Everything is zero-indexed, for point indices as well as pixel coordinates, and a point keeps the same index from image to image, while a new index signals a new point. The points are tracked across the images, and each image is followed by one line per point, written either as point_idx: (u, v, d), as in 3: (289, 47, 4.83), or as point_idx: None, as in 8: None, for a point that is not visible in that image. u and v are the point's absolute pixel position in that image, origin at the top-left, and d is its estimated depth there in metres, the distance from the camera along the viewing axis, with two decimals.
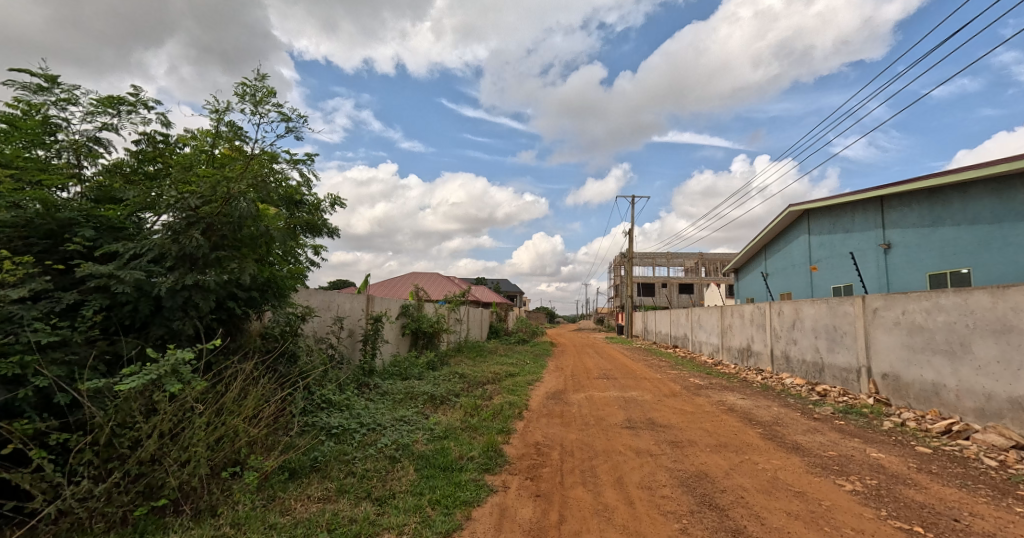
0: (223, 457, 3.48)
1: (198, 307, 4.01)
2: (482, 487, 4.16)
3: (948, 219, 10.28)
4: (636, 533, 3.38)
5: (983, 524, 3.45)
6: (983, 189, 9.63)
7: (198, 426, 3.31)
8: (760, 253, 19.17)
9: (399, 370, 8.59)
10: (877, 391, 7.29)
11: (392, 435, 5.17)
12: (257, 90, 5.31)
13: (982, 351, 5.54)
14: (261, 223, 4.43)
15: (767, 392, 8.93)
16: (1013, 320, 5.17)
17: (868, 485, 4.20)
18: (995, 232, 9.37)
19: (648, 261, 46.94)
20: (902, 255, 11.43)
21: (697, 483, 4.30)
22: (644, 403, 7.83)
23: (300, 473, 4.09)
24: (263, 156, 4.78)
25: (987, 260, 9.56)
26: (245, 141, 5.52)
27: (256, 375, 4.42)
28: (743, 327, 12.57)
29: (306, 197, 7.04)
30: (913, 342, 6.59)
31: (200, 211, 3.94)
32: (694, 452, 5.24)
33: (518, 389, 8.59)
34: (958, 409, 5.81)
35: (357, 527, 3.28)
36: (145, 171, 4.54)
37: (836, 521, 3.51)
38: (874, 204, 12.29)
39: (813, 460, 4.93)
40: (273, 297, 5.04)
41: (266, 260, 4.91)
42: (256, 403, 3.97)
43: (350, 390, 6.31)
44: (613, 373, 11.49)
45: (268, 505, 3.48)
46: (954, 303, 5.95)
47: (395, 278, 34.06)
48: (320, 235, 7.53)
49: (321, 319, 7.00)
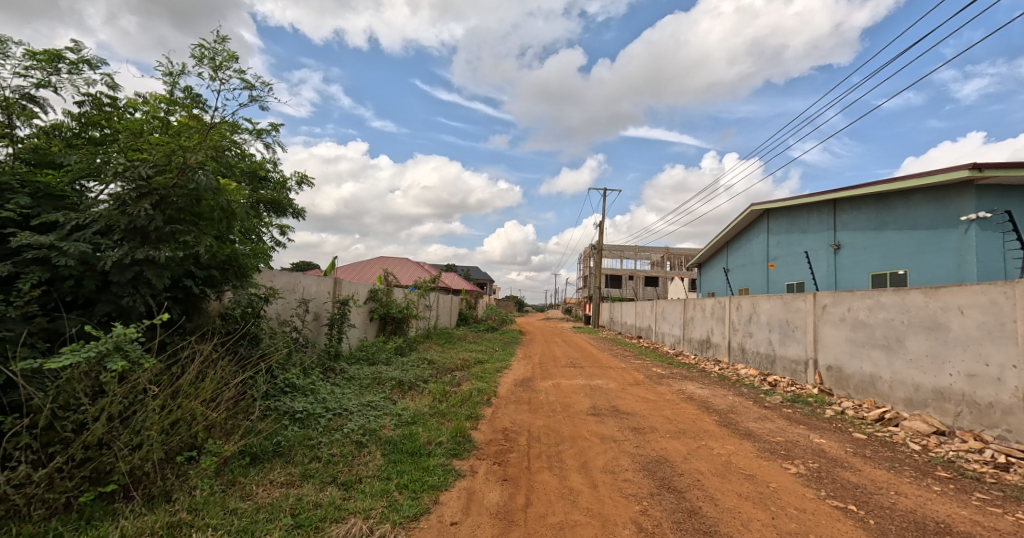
0: (178, 442, 3.35)
1: (151, 284, 3.77)
2: (449, 472, 4.19)
3: (892, 224, 11.05)
4: (600, 515, 3.52)
5: (907, 501, 3.81)
6: (923, 197, 10.39)
7: (151, 409, 3.15)
8: (723, 249, 19.99)
9: (366, 354, 8.45)
10: (821, 381, 7.85)
11: (359, 420, 5.12)
12: (217, 54, 5.04)
13: (914, 346, 6.03)
14: (222, 197, 4.23)
15: (723, 381, 9.41)
16: (942, 318, 5.65)
17: (810, 468, 4.53)
18: (931, 237, 10.16)
19: (617, 253, 47.77)
20: (850, 256, 12.22)
21: (658, 468, 4.50)
22: (609, 391, 8.06)
23: (261, 458, 3.99)
24: (223, 126, 4.56)
25: (922, 262, 10.36)
26: (205, 109, 5.31)
27: (215, 357, 4.25)
28: (704, 319, 13.10)
29: (269, 174, 6.79)
30: (857, 337, 7.09)
31: (153, 181, 3.69)
32: (655, 438, 5.48)
33: (488, 376, 8.68)
34: (890, 399, 6.33)
35: (322, 512, 3.24)
36: (89, 136, 4.29)
37: (782, 501, 3.77)
38: (828, 206, 13.01)
39: (763, 445, 5.26)
40: (234, 277, 4.81)
41: (225, 238, 4.72)
42: (215, 386, 3.81)
43: (314, 375, 6.19)
44: (580, 361, 11.75)
45: (227, 490, 3.39)
46: (893, 301, 6.43)
47: (363, 262, 33.18)
48: (286, 214, 7.31)
49: (285, 301, 6.80)
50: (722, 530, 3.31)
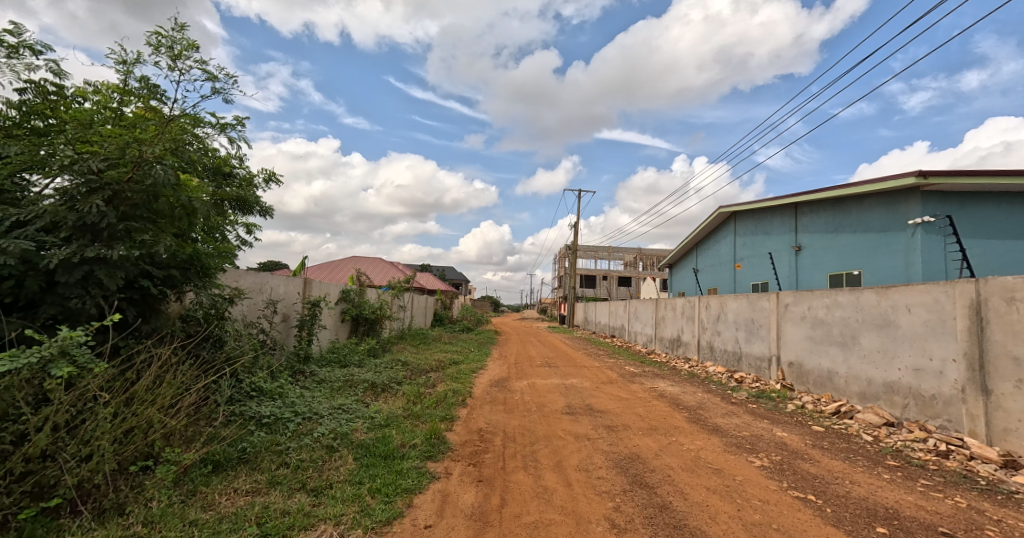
0: (133, 451, 3.18)
1: (102, 285, 3.55)
2: (423, 475, 4.14)
3: (848, 227, 11.65)
4: (574, 513, 3.56)
5: (860, 489, 4.03)
6: (875, 202, 11.00)
7: (102, 418, 2.98)
8: (693, 250, 20.57)
9: (337, 356, 8.25)
10: (784, 377, 8.20)
11: (329, 424, 4.99)
12: (176, 43, 4.80)
13: (867, 342, 6.38)
14: (182, 193, 4.03)
15: (692, 379, 9.69)
16: (891, 316, 6.00)
17: (773, 461, 4.72)
18: (882, 240, 10.78)
19: (591, 253, 48.33)
20: (810, 257, 12.82)
21: (630, 464, 4.59)
22: (583, 390, 8.16)
23: (225, 466, 3.83)
24: (183, 119, 4.36)
25: (875, 263, 10.97)
26: (163, 100, 5.04)
27: (174, 361, 4.05)
28: (675, 318, 13.44)
29: (234, 169, 6.53)
30: (816, 334, 7.44)
31: (105, 175, 3.49)
32: (628, 435, 5.58)
33: (463, 377, 8.62)
34: (846, 393, 6.67)
35: (290, 519, 3.14)
36: (32, 126, 4.01)
37: (747, 493, 3.92)
38: (790, 210, 13.59)
39: (730, 440, 5.45)
40: (196, 277, 4.59)
41: (186, 236, 4.51)
42: (174, 391, 3.64)
43: (283, 378, 5.99)
44: (555, 360, 11.84)
45: (187, 501, 3.24)
46: (849, 300, 6.78)
47: (333, 262, 32.41)
48: (252, 212, 7.05)
49: (252, 302, 6.56)
50: (691, 523, 3.40)
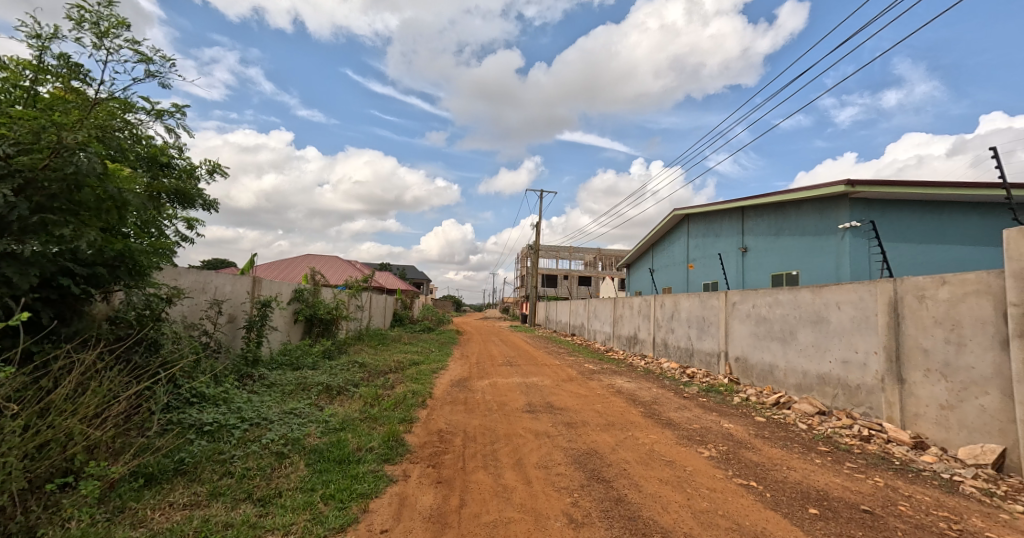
0: (48, 468, 2.88)
1: (11, 284, 3.20)
2: (380, 478, 4.03)
3: (787, 230, 12.45)
4: (533, 510, 3.59)
5: (796, 474, 4.34)
6: (811, 207, 11.83)
7: (11, 431, 2.68)
8: (648, 251, 21.29)
9: (289, 359, 7.88)
10: (731, 372, 8.66)
11: (280, 430, 4.76)
12: (102, 19, 4.41)
13: (803, 337, 6.86)
14: (111, 183, 3.68)
15: (648, 375, 10.04)
16: (824, 313, 6.48)
17: (720, 451, 4.99)
18: (817, 242, 11.62)
19: (552, 253, 48.69)
20: (754, 259, 13.61)
21: (588, 460, 4.69)
22: (543, 388, 8.26)
23: (158, 479, 3.56)
24: (112, 102, 4.01)
25: (811, 265, 11.80)
26: (88, 82, 4.60)
27: (99, 367, 3.72)
28: (631, 317, 13.87)
29: (173, 160, 6.08)
30: (759, 331, 7.91)
31: (15, 162, 3.15)
32: (586, 431, 5.71)
33: (423, 378, 8.48)
34: (785, 385, 7.14)
35: (233, 532, 2.97)
36: None
37: (696, 483, 4.11)
38: (737, 214, 14.37)
39: (681, 432, 5.70)
40: (127, 275, 4.22)
41: (116, 231, 4.15)
42: (100, 400, 3.34)
43: (228, 383, 5.66)
44: (516, 359, 11.91)
45: (114, 519, 2.98)
46: (788, 299, 7.26)
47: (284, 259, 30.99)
48: (194, 206, 6.59)
49: (193, 302, 6.14)
50: (644, 514, 3.53)
